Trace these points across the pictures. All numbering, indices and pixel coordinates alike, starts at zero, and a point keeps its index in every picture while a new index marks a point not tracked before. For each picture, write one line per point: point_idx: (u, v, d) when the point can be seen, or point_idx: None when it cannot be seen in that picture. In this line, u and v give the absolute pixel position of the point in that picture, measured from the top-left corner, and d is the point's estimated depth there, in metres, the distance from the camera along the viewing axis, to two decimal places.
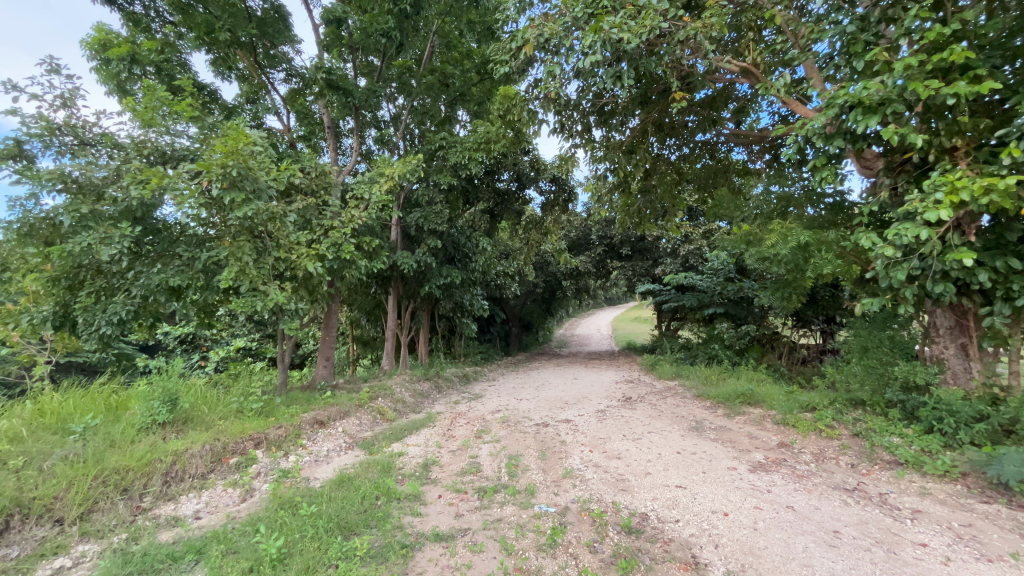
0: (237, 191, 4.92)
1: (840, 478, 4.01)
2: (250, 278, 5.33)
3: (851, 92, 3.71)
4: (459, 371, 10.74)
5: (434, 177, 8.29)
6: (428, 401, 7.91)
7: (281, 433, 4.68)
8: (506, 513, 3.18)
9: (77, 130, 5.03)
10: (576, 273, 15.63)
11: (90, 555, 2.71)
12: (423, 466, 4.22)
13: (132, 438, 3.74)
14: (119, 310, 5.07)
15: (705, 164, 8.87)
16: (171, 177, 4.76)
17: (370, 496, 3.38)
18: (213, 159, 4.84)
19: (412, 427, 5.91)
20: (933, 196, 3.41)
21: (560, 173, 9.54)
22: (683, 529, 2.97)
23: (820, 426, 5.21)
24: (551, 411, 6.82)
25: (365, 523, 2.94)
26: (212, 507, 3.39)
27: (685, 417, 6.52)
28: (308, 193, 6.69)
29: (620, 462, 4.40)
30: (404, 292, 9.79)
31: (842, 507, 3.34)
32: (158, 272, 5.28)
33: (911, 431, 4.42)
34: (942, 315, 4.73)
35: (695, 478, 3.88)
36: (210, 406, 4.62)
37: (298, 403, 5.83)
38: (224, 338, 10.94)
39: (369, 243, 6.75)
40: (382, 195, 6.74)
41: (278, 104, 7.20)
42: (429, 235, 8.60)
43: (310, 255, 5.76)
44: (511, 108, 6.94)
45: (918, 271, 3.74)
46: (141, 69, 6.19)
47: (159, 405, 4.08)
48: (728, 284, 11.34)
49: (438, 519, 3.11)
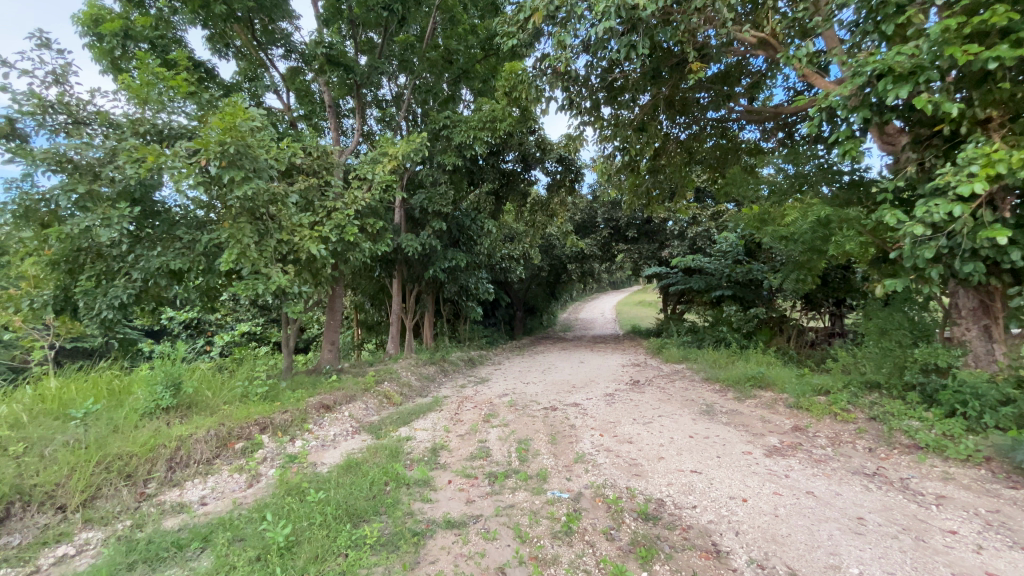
0: (236, 170, 4.75)
1: (858, 462, 3.92)
2: (250, 259, 5.19)
3: (881, 59, 3.50)
4: (465, 355, 10.71)
5: (438, 157, 8.01)
6: (434, 385, 7.87)
7: (286, 417, 4.63)
8: (518, 499, 3.10)
9: (70, 108, 4.86)
10: (581, 256, 15.47)
11: (94, 542, 2.65)
12: (431, 450, 4.17)
13: (135, 423, 3.66)
14: (120, 293, 4.98)
15: (717, 143, 8.72)
16: (167, 155, 4.59)
17: (378, 482, 3.30)
18: (209, 137, 4.64)
19: (420, 411, 5.87)
20: (967, 168, 3.24)
21: (567, 154, 9.32)
22: (701, 515, 2.89)
23: (834, 410, 5.15)
24: (559, 394, 6.76)
25: (374, 510, 2.87)
26: (218, 493, 3.34)
27: (695, 400, 6.45)
28: (309, 174, 6.54)
29: (632, 446, 4.32)
30: (409, 276, 9.67)
31: (864, 492, 3.25)
32: (157, 255, 5.15)
33: (931, 415, 4.32)
34: (966, 296, 4.60)
35: (710, 462, 3.80)
36: (214, 390, 4.55)
37: (303, 386, 5.77)
38: (229, 323, 10.93)
39: (373, 225, 6.64)
40: (386, 175, 6.59)
41: (277, 82, 6.98)
42: (434, 217, 8.44)
43: (313, 237, 5.67)
44: (517, 85, 6.74)
45: (946, 249, 3.57)
46: (135, 45, 5.99)
47: (162, 389, 3.99)
48: (736, 267, 11.15)
49: (449, 505, 3.03)
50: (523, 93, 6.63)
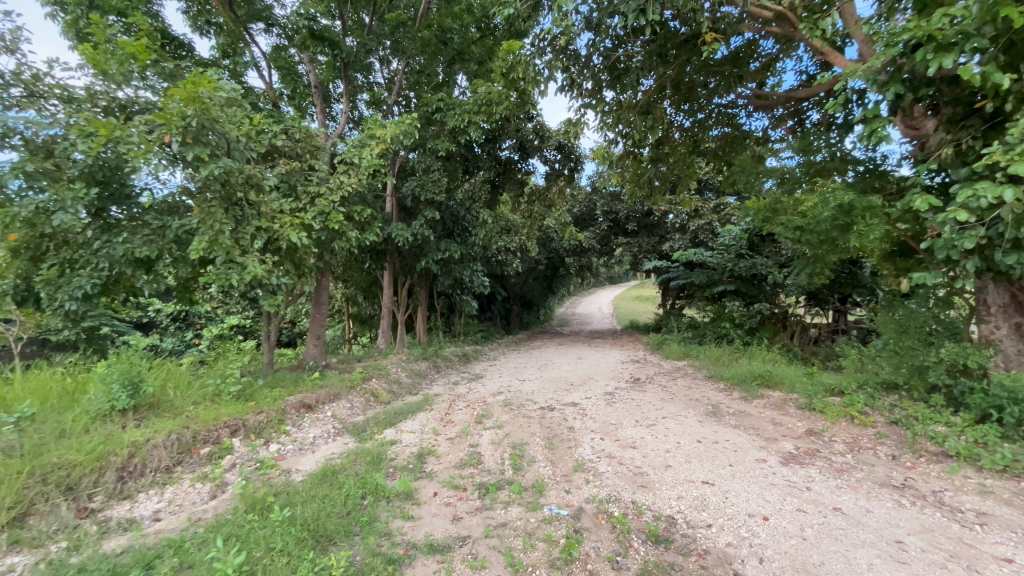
0: (202, 147, 4.34)
1: (883, 472, 3.59)
2: (225, 247, 4.79)
3: (921, 25, 3.13)
4: (459, 350, 10.35)
5: (430, 143, 7.60)
6: (426, 381, 7.51)
7: (261, 419, 4.26)
8: (510, 516, 2.75)
9: (25, 80, 4.45)
10: (580, 249, 15.12)
11: (19, 569, 2.29)
12: (418, 456, 3.82)
13: (84, 427, 3.29)
14: (83, 283, 4.57)
15: (722, 131, 8.36)
16: (123, 129, 4.17)
17: (354, 496, 2.94)
18: (171, 109, 4.22)
19: (408, 410, 5.51)
20: (1019, 146, 2.88)
21: (566, 141, 8.92)
22: (718, 537, 2.56)
23: (851, 413, 4.83)
24: (556, 393, 6.42)
25: (345, 532, 2.52)
26: (174, 507, 2.98)
27: (700, 400, 6.11)
28: (292, 158, 6.14)
29: (636, 452, 3.98)
30: (400, 268, 9.28)
31: (897, 509, 2.91)
32: (123, 241, 4.75)
33: (959, 420, 4.00)
34: (995, 292, 4.30)
35: (722, 472, 3.47)
36: (181, 391, 4.17)
37: (283, 384, 5.40)
38: (217, 315, 10.57)
39: (360, 213, 6.25)
40: (374, 159, 6.19)
41: (258, 59, 6.55)
42: (427, 206, 8.03)
43: (294, 225, 5.28)
44: (512, 67, 6.31)
45: (988, 240, 3.23)
46: (103, 16, 5.55)
47: (118, 389, 3.62)
48: (739, 261, 10.79)
49: (433, 524, 2.68)
50: (520, 75, 6.19)
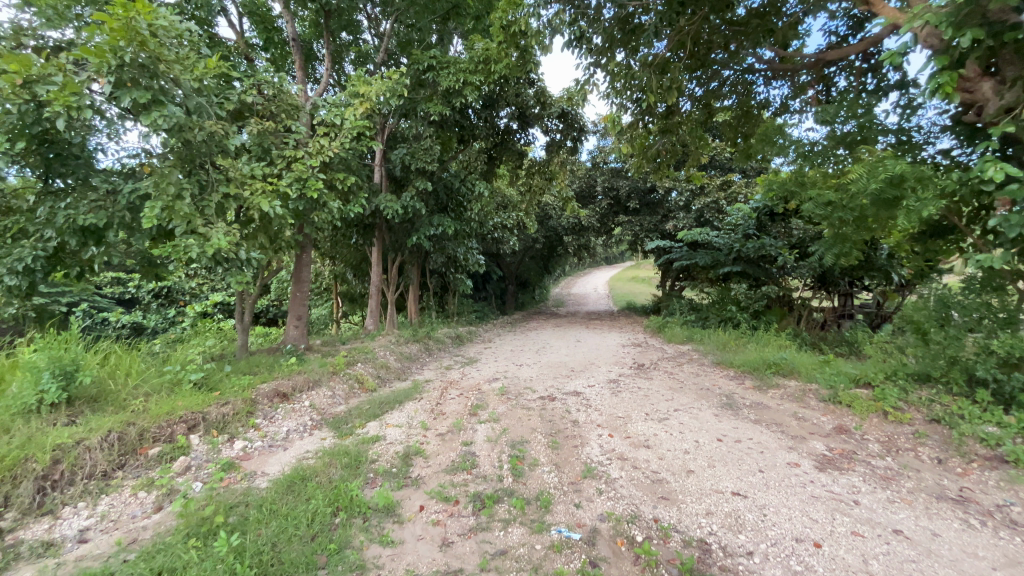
0: (144, 92, 3.69)
1: (934, 480, 3.15)
2: (186, 216, 4.20)
3: None
4: (452, 331, 9.85)
5: (422, 106, 6.94)
6: (416, 365, 7.03)
7: (226, 411, 3.75)
8: (511, 541, 2.29)
9: None
10: (579, 227, 14.55)
11: None
12: (403, 457, 3.34)
13: (2, 427, 2.78)
14: (23, 256, 3.95)
15: (737, 101, 7.76)
16: (44, 68, 3.48)
17: (322, 514, 2.46)
18: (101, 44, 3.54)
19: (396, 399, 5.03)
20: None
21: (569, 109, 8.27)
22: (765, 570, 2.11)
23: (882, 407, 4.40)
24: (556, 380, 5.96)
25: (308, 566, 2.05)
26: (108, 523, 2.49)
27: (711, 390, 5.67)
28: (266, 117, 5.49)
29: (651, 453, 3.53)
30: (390, 244, 8.71)
31: (967, 531, 2.47)
32: (68, 207, 4.12)
33: (1013, 421, 3.56)
34: None
35: (753, 481, 3.02)
36: (133, 380, 3.66)
37: (256, 370, 4.89)
38: (201, 293, 10.03)
39: (344, 181, 5.65)
40: (357, 121, 5.56)
41: (227, 5, 5.83)
42: (418, 176, 7.40)
43: (266, 192, 4.69)
44: (513, 22, 5.63)
45: None
46: None
47: (48, 378, 3.09)
48: (747, 242, 10.27)
49: (417, 551, 2.21)
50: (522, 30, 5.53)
